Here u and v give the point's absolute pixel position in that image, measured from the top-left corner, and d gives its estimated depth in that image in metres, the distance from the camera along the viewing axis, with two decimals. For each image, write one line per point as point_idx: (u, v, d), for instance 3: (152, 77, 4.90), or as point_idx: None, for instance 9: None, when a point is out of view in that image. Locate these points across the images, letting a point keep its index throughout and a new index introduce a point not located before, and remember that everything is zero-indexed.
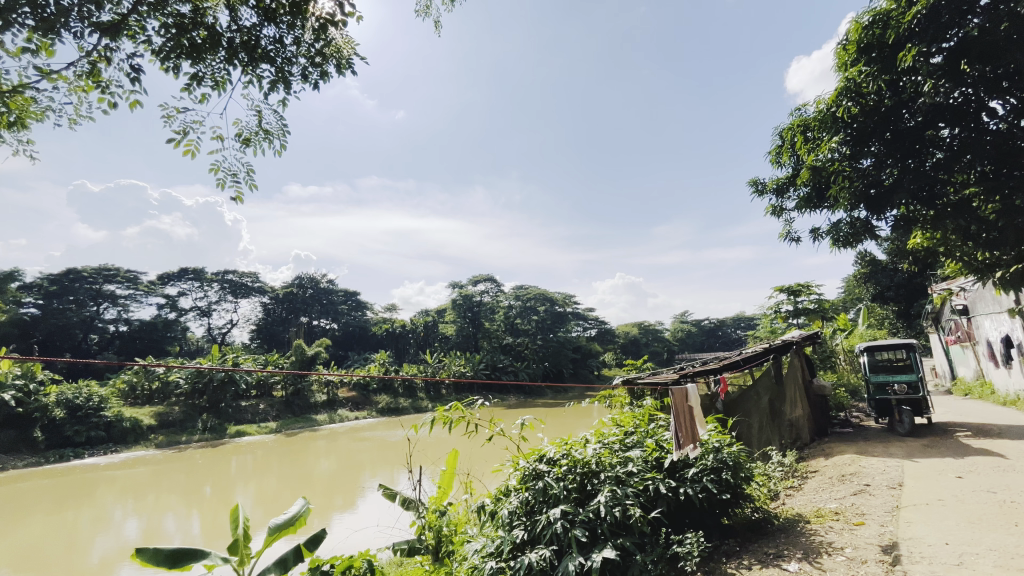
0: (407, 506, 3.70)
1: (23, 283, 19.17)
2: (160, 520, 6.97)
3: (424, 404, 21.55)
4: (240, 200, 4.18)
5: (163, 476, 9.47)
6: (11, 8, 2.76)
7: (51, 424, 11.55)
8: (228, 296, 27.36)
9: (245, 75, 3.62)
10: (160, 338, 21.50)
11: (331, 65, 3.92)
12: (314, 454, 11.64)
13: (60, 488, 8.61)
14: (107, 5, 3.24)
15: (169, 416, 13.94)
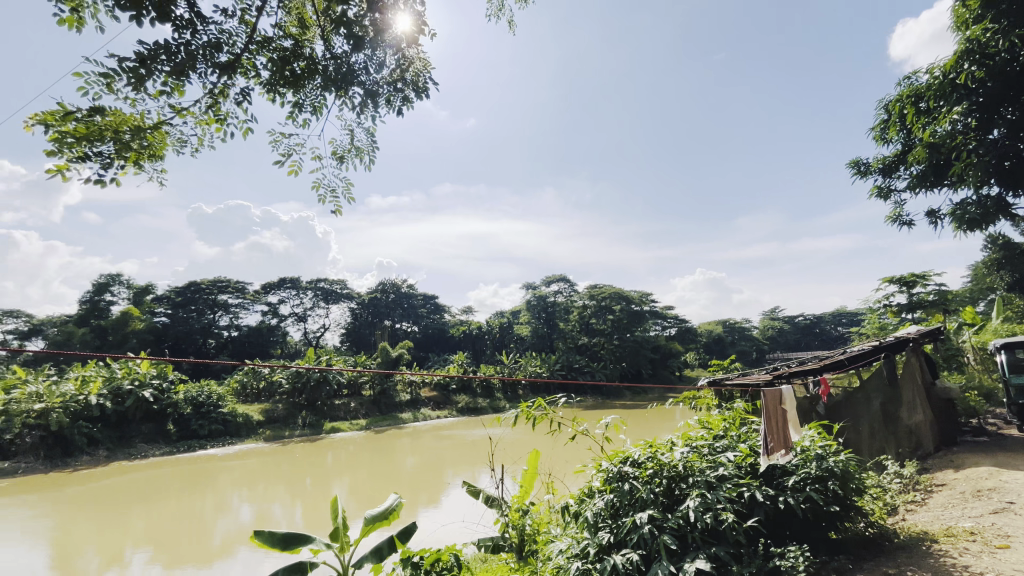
0: (490, 503, 3.77)
1: (156, 295, 22.10)
2: (270, 507, 7.69)
3: (501, 404, 21.97)
4: (338, 215, 4.49)
5: (270, 468, 10.46)
6: (150, 58, 3.20)
7: (181, 418, 13.18)
8: (321, 302, 29.62)
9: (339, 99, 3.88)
10: (265, 342, 23.83)
11: (412, 85, 4.09)
12: (401, 451, 12.26)
13: (188, 476, 9.80)
14: (226, 47, 3.63)
15: (274, 413, 15.39)
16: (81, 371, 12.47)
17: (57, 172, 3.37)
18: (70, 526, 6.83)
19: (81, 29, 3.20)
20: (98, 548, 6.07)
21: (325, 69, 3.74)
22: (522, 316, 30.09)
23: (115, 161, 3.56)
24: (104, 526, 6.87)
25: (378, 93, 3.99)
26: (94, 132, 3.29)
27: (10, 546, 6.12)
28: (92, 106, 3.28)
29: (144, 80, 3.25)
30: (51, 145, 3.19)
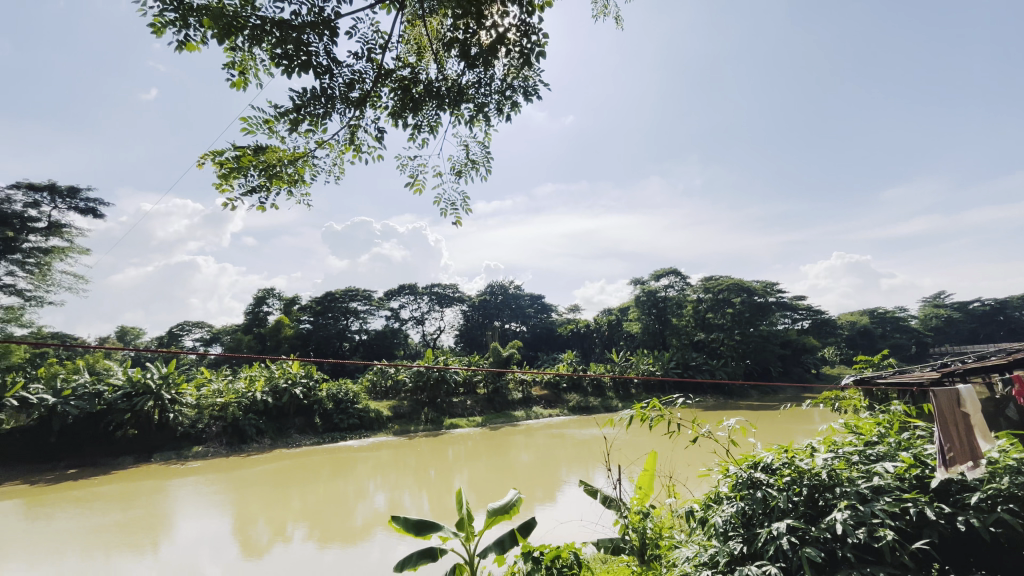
0: (608, 504, 3.72)
1: (301, 306, 25.37)
2: (401, 495, 8.40)
3: (613, 403, 21.59)
4: (460, 226, 4.62)
5: (400, 459, 11.43)
6: (299, 104, 3.67)
7: (325, 413, 14.95)
8: (436, 306, 31.61)
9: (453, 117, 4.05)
10: (390, 344, 26.11)
11: (520, 93, 4.15)
12: (515, 447, 12.61)
13: (332, 464, 11.10)
14: (358, 84, 4.00)
15: (401, 409, 16.78)
16: (248, 373, 14.75)
17: (227, 203, 4.00)
18: (246, 502, 8.09)
19: (247, 87, 3.76)
20: (267, 521, 7.12)
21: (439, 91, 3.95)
22: (632, 312, 29.17)
23: (272, 190, 4.13)
24: (271, 503, 8.04)
25: (488, 106, 4.12)
26: (254, 167, 3.86)
27: (205, 515, 7.43)
28: (253, 146, 3.84)
29: (296, 121, 3.74)
30: (220, 179, 3.80)
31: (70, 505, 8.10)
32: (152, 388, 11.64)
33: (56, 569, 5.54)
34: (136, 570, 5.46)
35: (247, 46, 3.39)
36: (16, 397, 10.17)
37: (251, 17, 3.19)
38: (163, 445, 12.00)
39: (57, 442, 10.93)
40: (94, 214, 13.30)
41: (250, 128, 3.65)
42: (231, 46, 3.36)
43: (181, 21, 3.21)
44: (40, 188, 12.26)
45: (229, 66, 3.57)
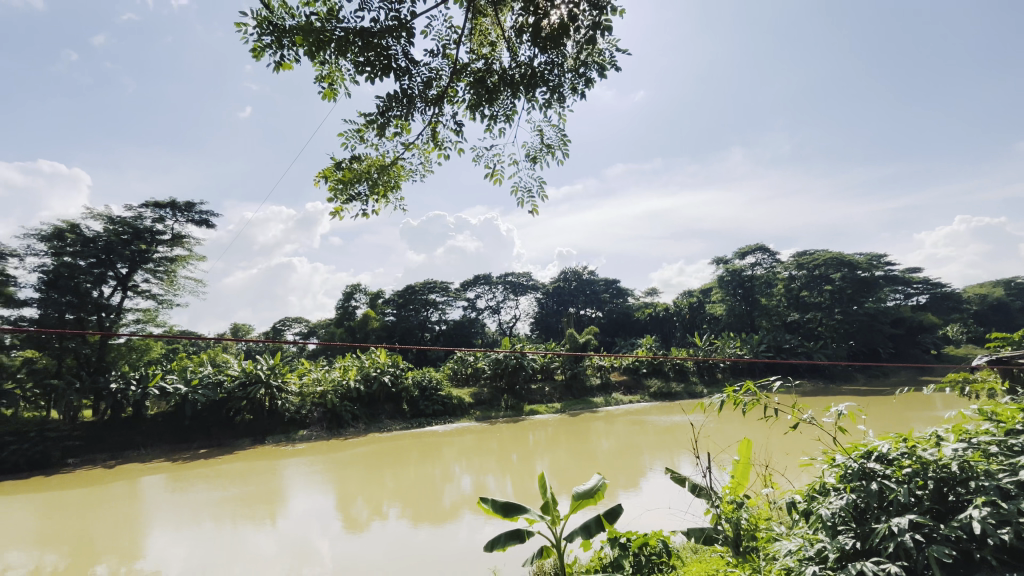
0: (698, 492, 3.59)
1: (384, 299, 26.90)
2: (485, 478, 8.70)
3: (697, 389, 20.74)
4: (540, 213, 4.50)
5: (483, 444, 11.82)
6: (385, 108, 3.86)
7: (412, 399, 15.78)
8: (510, 295, 32.06)
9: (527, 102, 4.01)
10: (468, 333, 26.96)
11: (595, 69, 4.01)
12: (595, 434, 12.55)
13: (420, 448, 11.73)
14: (435, 82, 4.11)
15: (481, 395, 17.31)
16: (342, 363, 15.92)
17: (336, 214, 4.36)
18: (346, 481, 8.82)
19: (336, 98, 4.01)
20: (365, 499, 7.71)
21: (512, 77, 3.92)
22: (714, 294, 27.53)
23: (371, 198, 4.40)
24: (367, 483, 8.69)
25: (563, 87, 4.02)
26: (353, 178, 4.15)
27: (312, 492, 8.20)
28: (350, 158, 4.14)
29: (383, 125, 3.93)
30: (332, 195, 4.17)
31: (203, 481, 9.28)
32: (261, 378, 13.00)
33: (195, 534, 6.39)
34: (259, 538, 6.16)
35: (333, 58, 3.61)
36: (157, 386, 11.95)
37: (335, 30, 3.39)
38: (274, 428, 13.33)
39: (190, 426, 12.54)
40: (206, 225, 14.91)
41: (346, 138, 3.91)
42: (321, 60, 3.60)
43: (276, 43, 3.49)
44: (164, 205, 13.99)
45: (321, 81, 3.83)
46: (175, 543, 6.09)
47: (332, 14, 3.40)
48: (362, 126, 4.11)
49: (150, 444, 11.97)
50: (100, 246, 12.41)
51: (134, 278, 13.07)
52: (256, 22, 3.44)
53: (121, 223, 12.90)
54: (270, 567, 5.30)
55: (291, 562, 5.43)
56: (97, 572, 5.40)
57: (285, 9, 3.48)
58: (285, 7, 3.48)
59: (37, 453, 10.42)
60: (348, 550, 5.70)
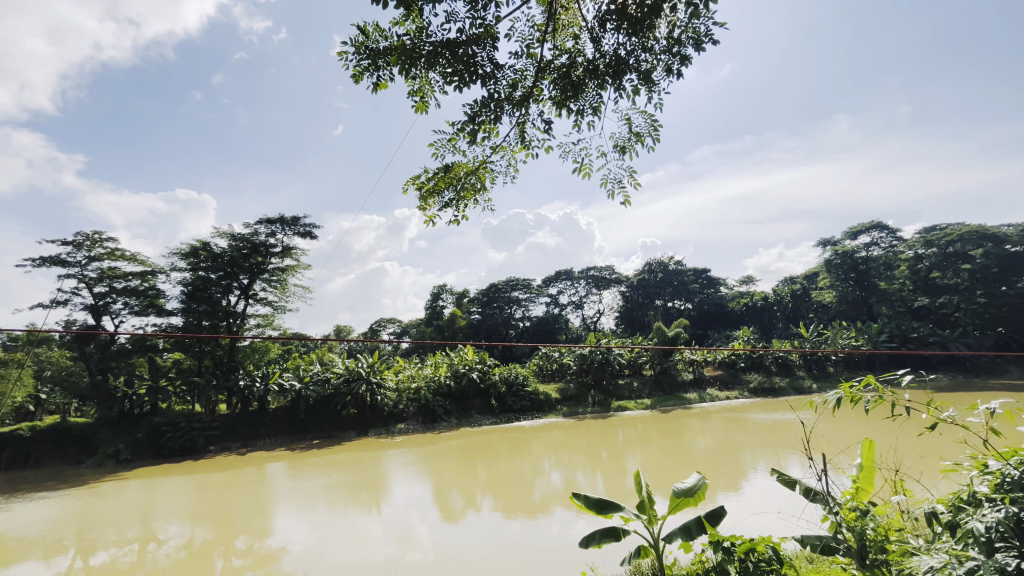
0: (812, 497, 3.28)
1: (470, 298, 27.81)
2: (575, 474, 8.66)
3: (805, 384, 19.02)
4: (630, 204, 4.32)
5: (572, 440, 11.79)
6: (472, 115, 3.98)
7: (499, 395, 16.18)
8: (593, 289, 31.57)
9: (614, 91, 3.89)
10: (552, 329, 27.03)
11: (687, 48, 3.75)
12: (690, 431, 11.99)
13: (510, 443, 11.99)
14: (519, 83, 4.13)
15: (568, 391, 17.29)
16: (434, 360, 16.74)
17: (429, 221, 4.58)
18: (441, 472, 9.26)
19: (428, 110, 4.18)
20: (459, 490, 8.04)
21: (596, 68, 3.83)
22: (823, 280, 25.13)
23: (460, 203, 4.55)
24: (461, 475, 9.06)
25: (651, 72, 3.82)
26: (444, 184, 4.32)
27: (410, 482, 8.72)
28: (441, 165, 4.31)
29: (471, 131, 4.05)
30: (423, 202, 4.40)
31: (317, 468, 10.25)
32: (362, 374, 14.05)
33: (313, 517, 7.05)
34: (366, 523, 6.67)
35: (423, 72, 3.78)
36: (276, 383, 13.48)
37: (424, 45, 3.55)
38: (375, 422, 14.34)
39: (304, 418, 13.91)
40: (310, 236, 16.37)
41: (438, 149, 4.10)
42: (411, 77, 3.80)
43: (372, 66, 3.74)
44: (275, 221, 15.61)
45: (413, 95, 4.01)
46: (297, 524, 6.76)
47: (422, 31, 3.56)
48: (453, 134, 4.28)
49: (273, 434, 13.45)
50: (226, 260, 14.14)
51: (254, 288, 14.72)
52: (354, 48, 3.71)
53: (241, 239, 14.57)
54: (377, 550, 5.71)
55: (395, 546, 5.81)
56: (236, 545, 6.16)
57: (379, 32, 3.71)
58: (379, 30, 3.71)
59: (186, 440, 12.02)
60: (446, 538, 5.98)
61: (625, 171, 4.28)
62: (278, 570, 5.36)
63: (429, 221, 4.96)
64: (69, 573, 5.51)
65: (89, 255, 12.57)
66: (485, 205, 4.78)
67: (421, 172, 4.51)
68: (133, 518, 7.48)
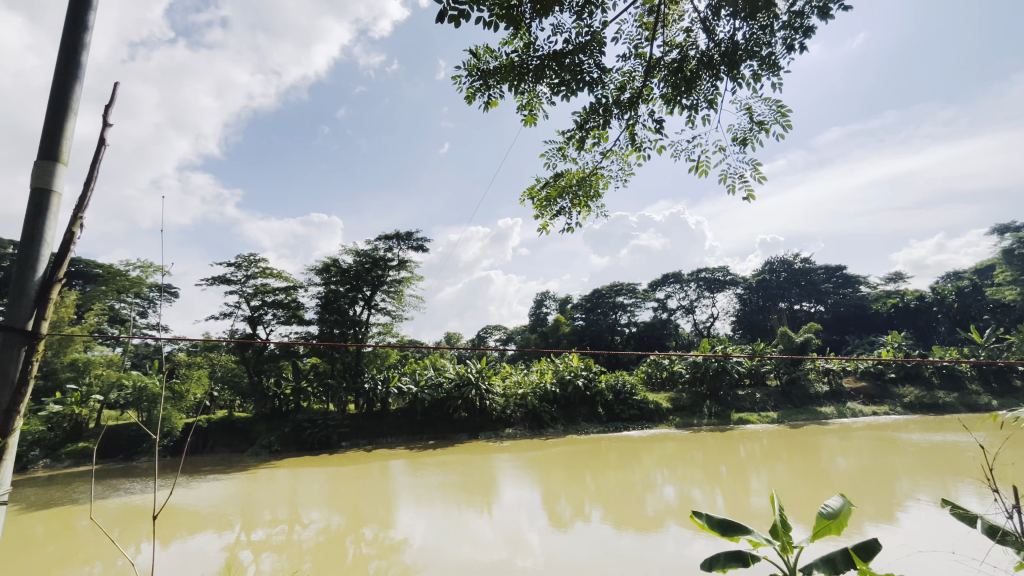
0: (1001, 539, 2.70)
1: (573, 304, 27.75)
2: (691, 489, 8.15)
3: (980, 400, 15.85)
4: (755, 198, 3.98)
5: (686, 452, 11.14)
6: (582, 124, 3.99)
7: (607, 403, 15.87)
8: (705, 292, 29.61)
9: (732, 81, 3.62)
10: (660, 335, 25.84)
11: (818, 21, 3.37)
12: (826, 449, 10.62)
13: (620, 452, 11.64)
14: (627, 85, 4.04)
15: (681, 401, 16.36)
16: (539, 366, 16.98)
17: (544, 229, 4.67)
18: (549, 479, 9.29)
19: (537, 122, 4.26)
20: (567, 498, 7.99)
21: (711, 58, 3.61)
22: (1001, 275, 20.89)
23: (574, 210, 4.57)
24: (569, 483, 9.00)
25: (773, 54, 3.49)
26: (558, 193, 4.37)
27: (519, 486, 8.87)
28: (554, 175, 4.38)
29: (581, 140, 4.05)
30: (538, 212, 4.51)
31: (433, 467, 10.89)
32: (472, 380, 14.70)
33: (430, 513, 7.48)
34: (478, 522, 6.91)
35: (532, 86, 3.88)
36: (396, 386, 14.65)
37: (531, 60, 3.64)
38: (484, 426, 14.85)
39: (421, 420, 14.89)
40: (422, 249, 17.54)
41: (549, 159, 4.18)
42: (521, 92, 3.92)
43: (484, 86, 3.92)
44: (391, 237, 17.01)
45: (522, 109, 4.12)
46: (416, 519, 7.20)
47: (529, 46, 3.64)
48: (562, 143, 4.33)
49: (395, 433, 14.57)
50: (353, 274, 15.70)
51: (376, 299, 16.16)
52: (466, 71, 3.92)
53: (364, 255, 16.10)
54: (489, 551, 5.88)
55: (506, 549, 5.93)
56: (365, 534, 6.75)
57: (489, 53, 3.88)
58: (489, 52, 3.88)
59: (323, 435, 13.52)
60: (556, 545, 5.97)
61: (747, 164, 3.95)
62: (400, 560, 5.76)
63: (543, 230, 5.06)
64: (238, 544, 6.47)
65: (247, 273, 14.76)
66: (597, 210, 4.73)
67: (534, 182, 4.63)
68: (284, 502, 8.58)
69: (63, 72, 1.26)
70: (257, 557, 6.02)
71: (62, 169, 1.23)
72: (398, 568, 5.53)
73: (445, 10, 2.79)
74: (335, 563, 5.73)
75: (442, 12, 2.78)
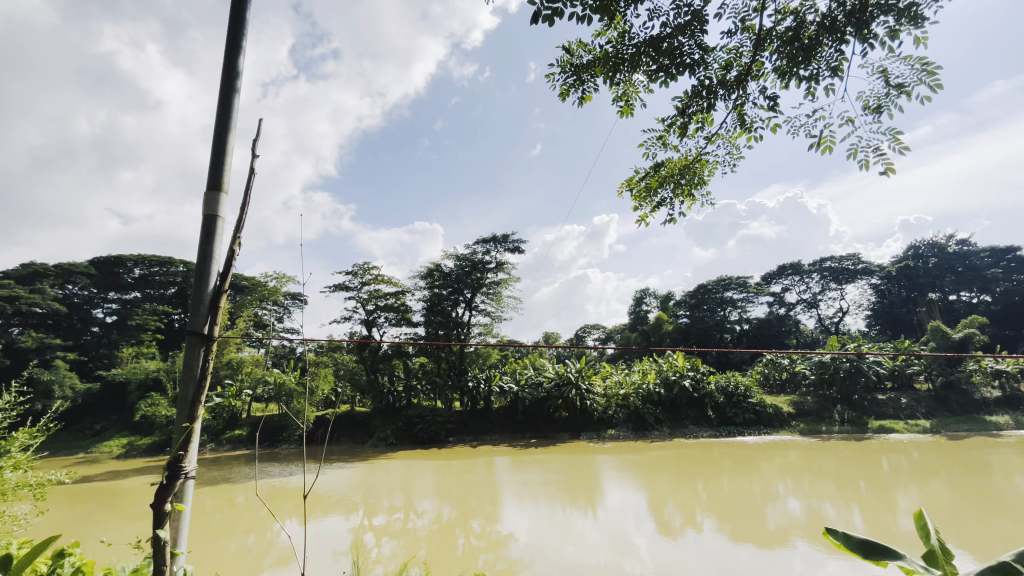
0: None
1: (676, 301, 26.47)
2: (822, 504, 7.32)
3: None
4: (896, 172, 3.16)
5: (814, 462, 10.05)
6: (684, 109, 3.77)
7: (717, 406, 14.91)
8: (831, 283, 26.43)
9: (862, 42, 3.16)
10: (778, 333, 23.65)
11: None
12: (1001, 466, 8.89)
13: (735, 458, 10.86)
14: (733, 64, 3.75)
15: (805, 405, 14.80)
16: (641, 366, 16.41)
17: (644, 222, 4.49)
18: (655, 483, 8.93)
19: (634, 112, 4.10)
20: (676, 505, 7.62)
21: (834, 21, 3.21)
22: None
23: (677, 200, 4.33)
24: (678, 488, 8.59)
25: (915, 7, 2.99)
26: (659, 183, 4.19)
27: (624, 488, 8.66)
28: (654, 165, 4.21)
29: (684, 126, 3.83)
30: (637, 203, 4.36)
31: (537, 465, 11.07)
32: (572, 379, 14.64)
33: (535, 510, 7.58)
34: (583, 523, 6.86)
35: (627, 76, 3.76)
36: (498, 385, 15.18)
37: (627, 49, 3.53)
38: (586, 426, 14.67)
39: (522, 418, 15.18)
40: (518, 251, 17.85)
41: (649, 149, 3.99)
42: (616, 83, 3.82)
43: (578, 81, 3.88)
44: (488, 240, 17.56)
45: (618, 101, 4.01)
46: (521, 516, 7.33)
47: (624, 35, 3.53)
48: (663, 131, 4.13)
49: (498, 430, 15.03)
50: (453, 278, 16.51)
51: (476, 301, 16.78)
52: (560, 68, 3.91)
53: (463, 259, 16.81)
54: (595, 554, 5.81)
55: (614, 553, 5.81)
56: (473, 527, 7.03)
57: (583, 47, 3.83)
58: (582, 46, 3.83)
59: (432, 430, 14.37)
60: (665, 553, 5.73)
61: (884, 134, 3.17)
62: (507, 555, 5.92)
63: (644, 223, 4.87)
64: (363, 527, 7.12)
65: (362, 281, 16.21)
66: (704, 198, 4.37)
67: (633, 174, 4.49)
68: (401, 491, 9.28)
69: (223, 114, 1.49)
70: (379, 540, 6.56)
71: (224, 198, 1.44)
72: (504, 563, 5.66)
73: (539, 10, 2.79)
74: (447, 552, 6.03)
75: (535, 13, 2.79)
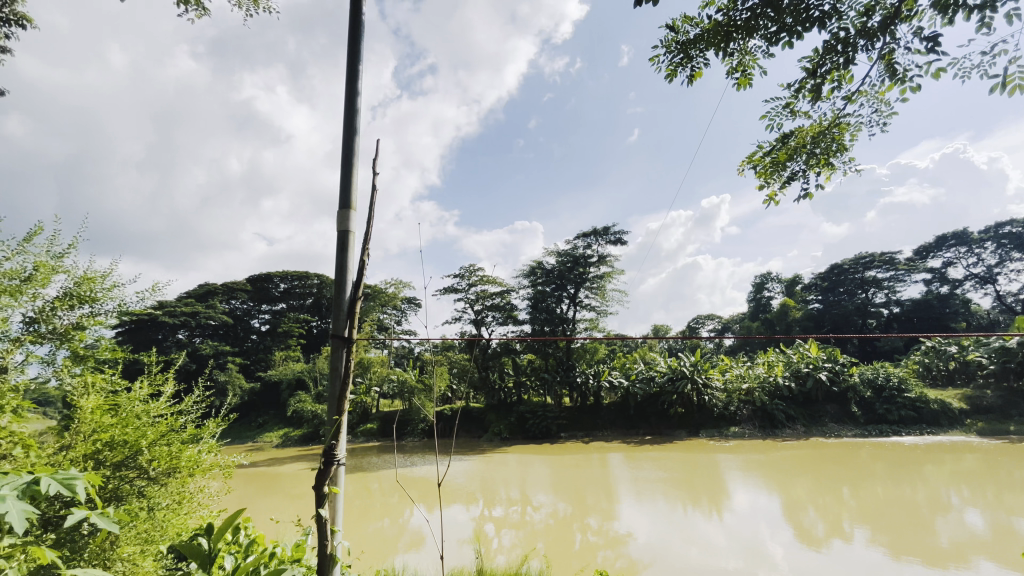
0: None
1: (804, 285, 23.84)
2: (1011, 518, 6.10)
3: None
4: None
5: (998, 469, 8.37)
6: (814, 69, 3.37)
7: (864, 401, 13.22)
8: (1014, 253, 21.81)
9: None
10: (940, 315, 20.12)
11: None
12: None
13: (890, 461, 9.46)
14: (876, 7, 3.25)
15: (983, 401, 12.42)
16: (766, 358, 15.00)
17: (772, 200, 4.11)
18: (791, 486, 8.13)
19: (753, 82, 3.77)
20: (817, 511, 6.86)
21: None
22: None
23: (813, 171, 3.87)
24: (818, 493, 7.72)
25: None
26: (787, 156, 3.79)
27: (753, 490, 8.01)
28: (781, 136, 3.83)
29: (816, 88, 3.42)
30: (762, 180, 4.00)
31: (654, 462, 10.69)
32: (686, 374, 13.80)
33: (653, 509, 7.34)
34: (707, 526, 6.49)
35: (742, 44, 3.46)
36: (607, 380, 14.96)
37: (740, 14, 3.25)
38: (706, 422, 13.80)
39: (635, 414, 14.77)
40: (620, 242, 17.35)
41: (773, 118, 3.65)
42: (729, 54, 3.54)
43: (685, 59, 3.67)
44: (589, 234, 17.35)
45: (733, 72, 3.71)
46: (639, 514, 7.14)
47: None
48: (789, 98, 3.75)
49: (610, 426, 14.79)
50: (556, 274, 16.60)
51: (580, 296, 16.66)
52: (665, 49, 3.73)
53: (565, 255, 16.82)
54: (723, 558, 5.47)
55: (745, 559, 5.42)
56: (590, 523, 6.99)
57: (688, 21, 3.62)
58: (688, 20, 3.61)
59: (544, 426, 14.59)
60: (806, 563, 5.19)
61: None
62: (626, 553, 5.82)
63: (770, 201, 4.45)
64: (483, 517, 7.47)
65: (469, 282, 16.98)
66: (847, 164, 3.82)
67: (755, 150, 4.14)
68: (518, 484, 9.56)
69: (348, 139, 1.65)
70: (499, 531, 6.84)
71: (354, 214, 1.61)
72: (624, 561, 5.57)
73: None
74: (565, 547, 6.08)
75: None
